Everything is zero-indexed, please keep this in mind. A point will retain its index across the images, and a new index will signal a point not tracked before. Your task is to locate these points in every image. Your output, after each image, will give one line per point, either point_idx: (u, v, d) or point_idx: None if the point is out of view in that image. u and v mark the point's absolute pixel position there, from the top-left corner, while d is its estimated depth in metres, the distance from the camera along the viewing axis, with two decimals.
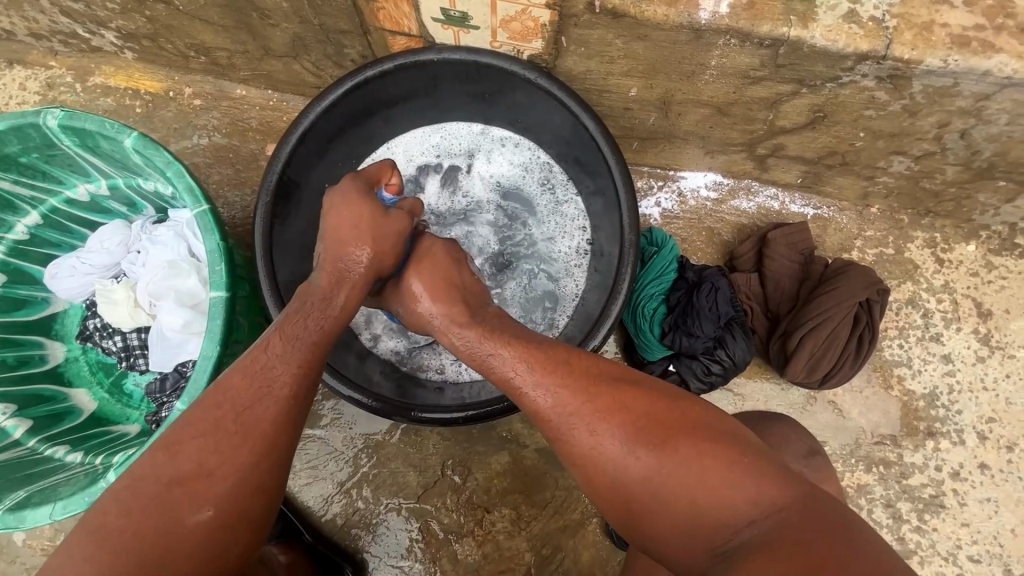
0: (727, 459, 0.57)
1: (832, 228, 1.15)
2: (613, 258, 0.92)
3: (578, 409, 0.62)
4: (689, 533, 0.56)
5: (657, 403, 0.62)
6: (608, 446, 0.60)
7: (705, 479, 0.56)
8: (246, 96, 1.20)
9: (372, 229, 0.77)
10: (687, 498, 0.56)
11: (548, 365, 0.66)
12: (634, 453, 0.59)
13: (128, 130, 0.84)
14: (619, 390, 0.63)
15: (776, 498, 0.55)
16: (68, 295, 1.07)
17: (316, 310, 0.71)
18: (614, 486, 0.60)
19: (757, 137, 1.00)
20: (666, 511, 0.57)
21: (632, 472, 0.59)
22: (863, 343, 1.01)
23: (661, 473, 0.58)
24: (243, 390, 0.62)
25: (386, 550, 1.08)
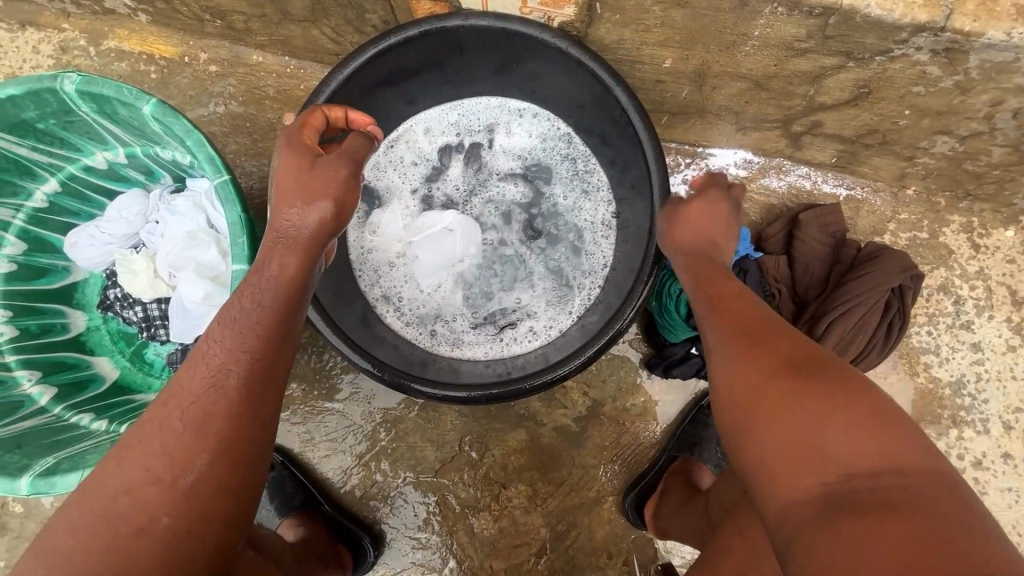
0: (878, 421, 0.50)
1: (865, 210, 1.11)
2: (642, 236, 0.89)
3: (738, 327, 0.63)
4: (800, 461, 0.51)
5: (814, 351, 0.58)
6: (754, 355, 0.59)
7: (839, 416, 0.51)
8: (263, 62, 1.16)
9: (303, 178, 0.68)
10: (813, 426, 0.52)
11: (726, 293, 0.69)
12: (779, 366, 0.57)
13: (146, 97, 0.81)
14: (777, 330, 0.62)
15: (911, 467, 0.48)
16: (88, 264, 1.06)
17: (264, 281, 0.65)
18: (744, 384, 0.58)
19: (795, 113, 0.96)
20: (784, 437, 0.53)
21: (764, 378, 0.57)
22: (892, 330, 0.99)
23: (796, 393, 0.54)
24: (205, 383, 0.59)
25: (404, 522, 1.09)
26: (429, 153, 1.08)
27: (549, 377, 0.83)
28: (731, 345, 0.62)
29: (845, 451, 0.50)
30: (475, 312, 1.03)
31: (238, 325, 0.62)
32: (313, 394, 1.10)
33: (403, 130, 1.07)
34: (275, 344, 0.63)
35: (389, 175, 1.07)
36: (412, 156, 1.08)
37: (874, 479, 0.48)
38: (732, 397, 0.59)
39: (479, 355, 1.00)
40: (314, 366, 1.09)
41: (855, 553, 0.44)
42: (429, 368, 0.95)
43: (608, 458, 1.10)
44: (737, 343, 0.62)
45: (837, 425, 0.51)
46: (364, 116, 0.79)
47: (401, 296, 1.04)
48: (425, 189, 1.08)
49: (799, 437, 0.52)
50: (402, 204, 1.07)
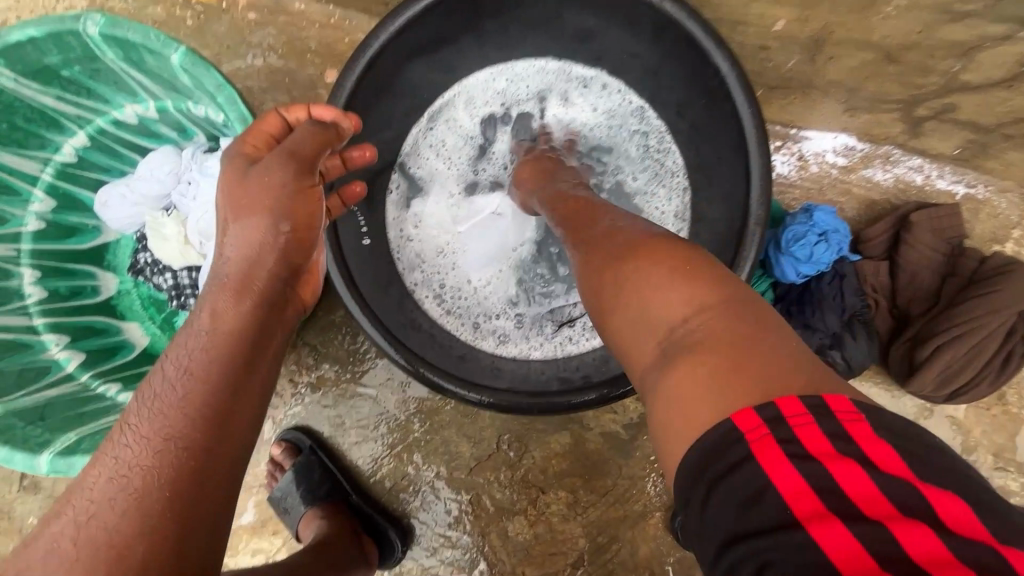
0: (689, 271, 0.45)
1: (986, 212, 0.95)
2: (727, 233, 0.76)
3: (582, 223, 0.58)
4: (635, 327, 0.45)
5: (629, 231, 0.52)
6: (589, 243, 0.54)
7: (658, 271, 0.45)
8: (304, 11, 1.05)
9: (241, 190, 0.55)
10: (637, 285, 0.46)
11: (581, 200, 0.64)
12: (610, 244, 0.51)
13: (175, 44, 0.72)
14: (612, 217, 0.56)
15: (708, 298, 0.43)
16: (118, 225, 1.00)
17: (198, 337, 0.51)
18: (585, 266, 0.52)
19: (925, 94, 0.80)
20: (618, 318, 0.47)
21: (599, 258, 0.51)
22: (1013, 359, 0.84)
23: (620, 271, 0.47)
24: (113, 487, 0.44)
25: (434, 518, 1.03)
26: (477, 132, 0.95)
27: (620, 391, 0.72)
28: (575, 239, 0.57)
29: (665, 304, 0.44)
30: (533, 310, 0.94)
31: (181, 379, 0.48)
32: (345, 377, 1.03)
33: (443, 104, 0.93)
34: (206, 414, 0.46)
35: (431, 159, 0.94)
36: (454, 137, 0.95)
37: (681, 323, 0.43)
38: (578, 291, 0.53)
39: (539, 354, 0.90)
40: (347, 348, 1.02)
41: (694, 412, 0.39)
42: (485, 368, 0.86)
43: (658, 471, 1.00)
44: (578, 236, 0.56)
45: (659, 279, 0.45)
46: (330, 108, 0.63)
47: (447, 288, 0.94)
48: (472, 173, 0.96)
49: (627, 303, 0.46)
50: (446, 192, 0.95)
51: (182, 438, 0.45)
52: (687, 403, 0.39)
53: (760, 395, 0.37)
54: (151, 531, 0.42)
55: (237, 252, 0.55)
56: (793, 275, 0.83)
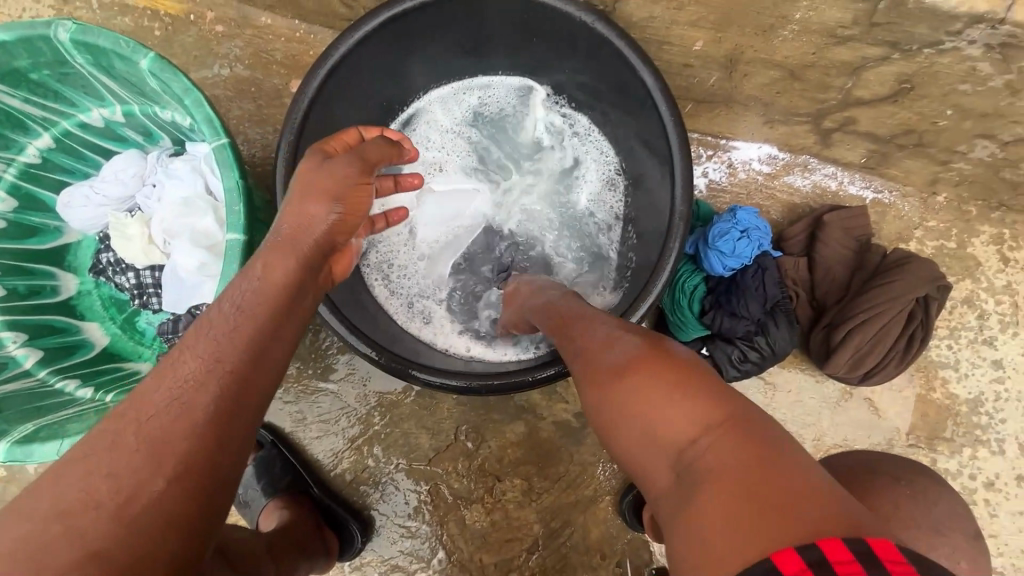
0: (704, 399, 0.49)
1: (891, 215, 1.06)
2: (660, 230, 0.84)
3: (587, 333, 0.62)
4: (657, 450, 0.49)
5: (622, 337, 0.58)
6: (598, 355, 0.58)
7: (673, 396, 0.49)
8: (271, 25, 1.11)
9: (311, 178, 0.68)
10: (656, 413, 0.50)
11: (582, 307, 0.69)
12: (623, 360, 0.55)
13: (144, 50, 0.76)
14: (622, 326, 0.61)
15: (710, 412, 0.48)
16: (81, 226, 1.03)
17: (250, 283, 0.61)
18: (591, 378, 0.56)
19: (828, 108, 0.90)
20: (628, 438, 0.51)
21: (607, 374, 0.55)
22: (913, 343, 0.95)
23: (623, 389, 0.52)
24: (175, 390, 0.51)
25: (394, 509, 1.07)
26: (452, 131, 1.04)
27: (553, 372, 0.76)
28: (580, 352, 0.61)
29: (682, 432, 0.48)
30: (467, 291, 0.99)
31: (219, 333, 0.56)
32: (307, 372, 1.06)
33: (422, 107, 1.02)
34: (262, 339, 0.57)
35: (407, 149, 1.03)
36: (437, 135, 1.04)
37: (692, 443, 0.47)
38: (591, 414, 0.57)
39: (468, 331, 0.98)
40: (307, 345, 1.06)
41: (713, 528, 0.42)
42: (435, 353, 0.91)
43: (607, 457, 1.06)
44: (585, 350, 0.61)
45: (673, 405, 0.49)
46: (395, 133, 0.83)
47: (395, 266, 1.00)
48: (443, 166, 1.03)
49: (647, 428, 0.50)
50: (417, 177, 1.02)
51: (213, 382, 0.52)
52: (711, 527, 0.42)
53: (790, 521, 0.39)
54: (200, 432, 0.50)
55: (285, 221, 0.67)
56: (720, 268, 0.92)
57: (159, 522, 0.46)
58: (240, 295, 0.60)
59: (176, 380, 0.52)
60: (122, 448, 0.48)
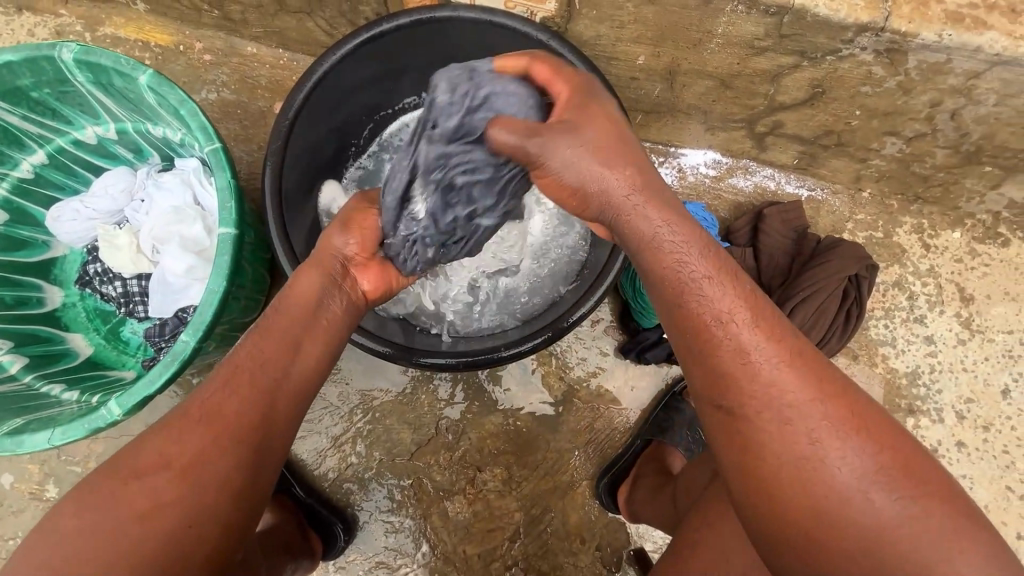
0: (980, 550, 0.53)
1: (824, 210, 1.19)
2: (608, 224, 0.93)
3: (807, 426, 0.58)
4: None
5: (880, 434, 0.58)
6: (831, 476, 0.56)
7: (937, 547, 0.53)
8: (257, 54, 1.21)
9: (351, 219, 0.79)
10: (914, 558, 0.53)
11: (785, 352, 0.60)
12: (868, 496, 0.56)
13: (143, 67, 0.84)
14: (850, 426, 0.58)
15: None
16: (69, 239, 1.07)
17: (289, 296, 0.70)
18: (807, 507, 0.56)
19: (757, 113, 1.03)
20: (860, 550, 0.55)
21: (844, 500, 0.56)
22: (850, 318, 1.05)
23: (885, 509, 0.55)
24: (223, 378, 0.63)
25: (377, 505, 1.09)
26: None
27: (524, 347, 0.86)
28: (792, 450, 0.57)
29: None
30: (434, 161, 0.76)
31: (271, 328, 0.67)
32: None
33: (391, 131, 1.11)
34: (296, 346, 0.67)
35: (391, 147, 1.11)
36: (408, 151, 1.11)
37: None
38: (788, 523, 0.57)
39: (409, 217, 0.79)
40: None
41: None
42: (413, 334, 0.96)
43: (582, 443, 1.12)
44: (801, 453, 0.57)
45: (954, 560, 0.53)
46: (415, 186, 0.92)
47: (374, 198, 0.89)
48: None
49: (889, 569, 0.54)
50: None
51: (258, 377, 0.64)
52: None
53: None
54: (243, 420, 0.61)
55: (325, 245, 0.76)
56: None
57: (215, 488, 0.59)
58: (281, 295, 0.71)
59: (230, 368, 0.64)
60: (184, 425, 0.61)
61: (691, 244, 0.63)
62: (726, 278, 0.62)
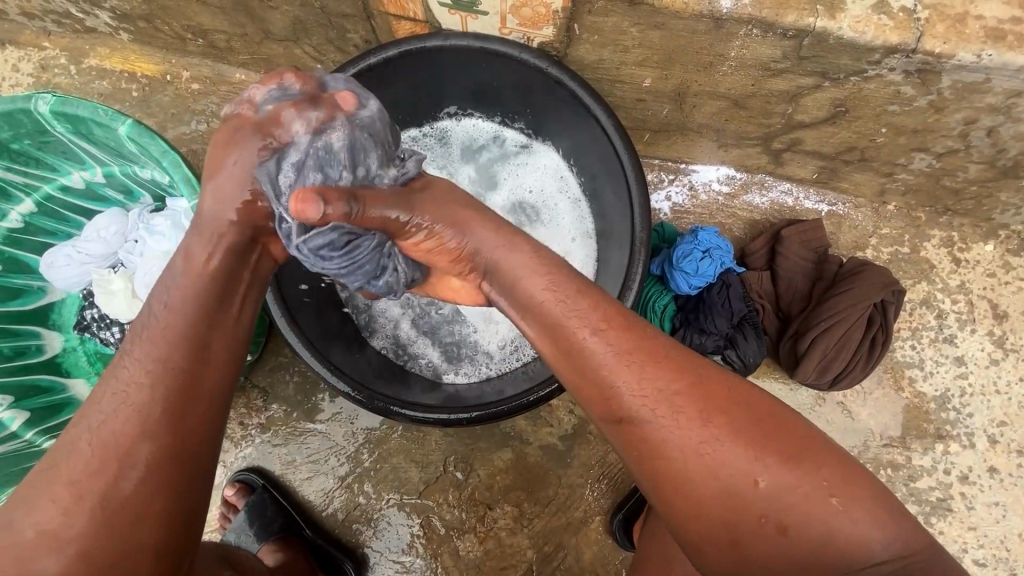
0: (869, 496, 0.53)
1: (846, 225, 1.11)
2: (617, 270, 0.88)
3: (680, 420, 0.56)
4: (792, 556, 0.52)
5: (753, 404, 0.57)
6: (728, 460, 0.54)
7: (837, 506, 0.52)
8: (245, 81, 1.16)
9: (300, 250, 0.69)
10: (818, 521, 0.52)
11: (642, 356, 0.58)
12: (750, 471, 0.54)
13: (122, 118, 0.81)
14: (737, 407, 0.56)
15: (891, 524, 0.52)
16: (65, 284, 1.04)
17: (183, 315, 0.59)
18: (714, 501, 0.54)
19: (774, 131, 0.96)
20: (755, 526, 0.54)
21: (745, 482, 0.54)
22: (875, 346, 0.99)
23: (771, 480, 0.53)
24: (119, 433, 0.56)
25: (388, 545, 1.07)
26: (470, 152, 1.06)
27: (531, 399, 0.81)
28: (682, 445, 0.56)
29: (857, 540, 0.51)
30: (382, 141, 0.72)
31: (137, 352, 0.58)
32: (294, 415, 1.08)
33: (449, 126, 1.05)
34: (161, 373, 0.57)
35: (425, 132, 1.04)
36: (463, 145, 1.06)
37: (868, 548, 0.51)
38: (704, 518, 0.55)
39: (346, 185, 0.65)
40: (295, 386, 1.08)
41: None
42: (403, 376, 0.94)
43: (594, 478, 1.08)
44: (696, 449, 0.55)
45: (839, 513, 0.52)
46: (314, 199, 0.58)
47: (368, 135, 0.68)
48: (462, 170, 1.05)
49: (799, 541, 0.52)
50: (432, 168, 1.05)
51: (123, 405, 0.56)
52: None
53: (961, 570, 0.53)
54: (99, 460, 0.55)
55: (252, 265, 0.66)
56: (685, 287, 0.97)
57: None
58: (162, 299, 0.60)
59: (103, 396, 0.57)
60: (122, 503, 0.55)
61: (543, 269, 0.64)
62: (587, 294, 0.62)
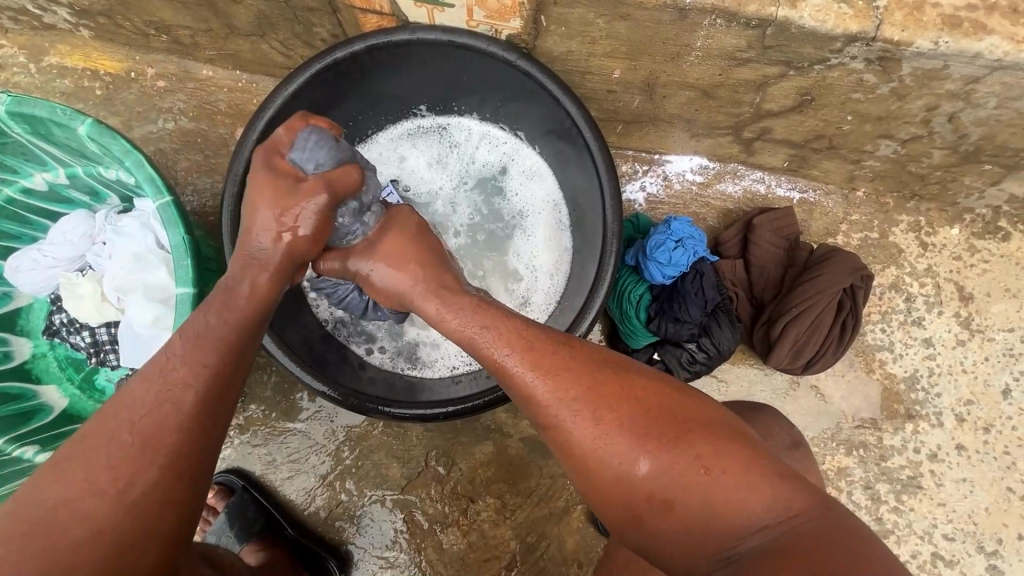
0: (753, 465, 0.54)
1: (818, 212, 1.13)
2: (592, 261, 0.88)
3: (580, 417, 0.57)
4: (689, 533, 0.53)
5: (647, 392, 0.58)
6: (618, 449, 0.55)
7: (726, 480, 0.53)
8: (212, 77, 1.14)
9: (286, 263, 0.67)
10: (709, 495, 0.53)
11: (541, 360, 0.60)
12: (642, 459, 0.55)
13: (81, 117, 0.79)
14: (628, 398, 0.57)
15: (779, 492, 0.52)
16: (32, 289, 1.02)
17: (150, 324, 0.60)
18: (613, 490, 0.56)
19: (744, 121, 0.97)
20: (656, 510, 0.54)
21: (638, 470, 0.55)
22: (846, 329, 1.02)
23: (662, 464, 0.54)
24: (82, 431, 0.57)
25: (371, 541, 1.08)
26: (450, 148, 1.04)
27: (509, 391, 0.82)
28: (582, 441, 0.57)
29: (745, 508, 0.52)
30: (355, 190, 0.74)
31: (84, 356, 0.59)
32: (273, 415, 1.08)
33: (432, 121, 1.03)
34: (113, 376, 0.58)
35: (381, 139, 1.03)
36: (445, 143, 1.04)
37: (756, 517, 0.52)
38: (613, 509, 0.57)
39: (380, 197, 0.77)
40: (272, 385, 1.07)
41: None
42: (381, 375, 0.94)
43: None
44: (590, 444, 0.56)
45: (726, 486, 0.53)
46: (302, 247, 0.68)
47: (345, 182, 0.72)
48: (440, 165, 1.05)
49: (694, 518, 0.53)
50: (411, 163, 1.05)
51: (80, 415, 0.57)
52: None
53: (867, 530, 0.51)
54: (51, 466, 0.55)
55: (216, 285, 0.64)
56: (659, 277, 0.98)
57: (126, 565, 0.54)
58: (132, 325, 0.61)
59: None
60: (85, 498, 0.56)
61: (438, 285, 0.68)
62: (486, 310, 0.65)
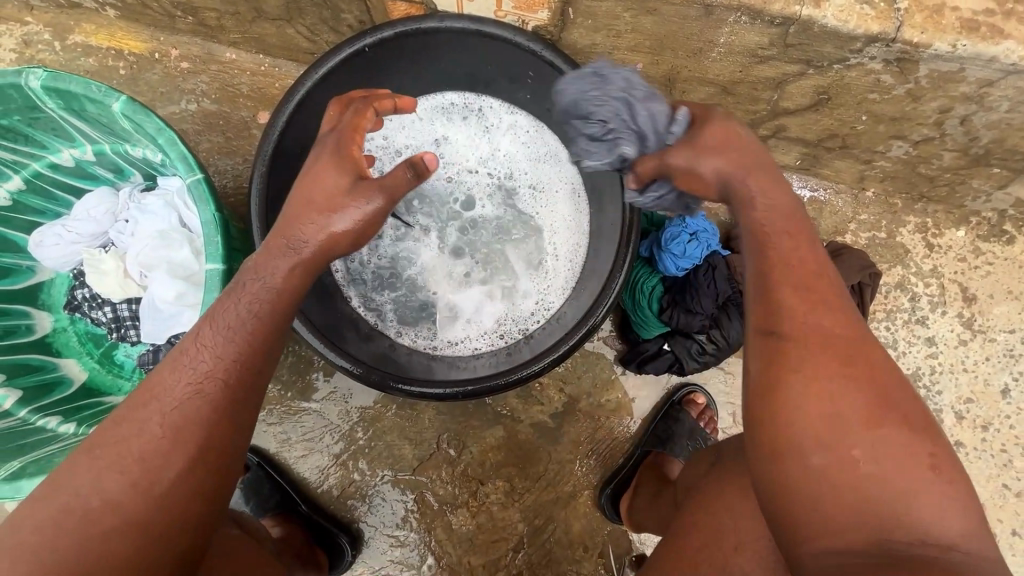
0: (950, 496, 0.50)
1: (827, 210, 1.16)
2: (608, 251, 0.90)
3: (833, 355, 0.54)
4: (852, 507, 0.49)
5: (894, 383, 0.54)
6: (840, 405, 0.52)
7: (916, 487, 0.49)
8: (235, 60, 1.15)
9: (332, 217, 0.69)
10: (897, 487, 0.49)
11: (826, 295, 0.57)
12: (864, 420, 0.51)
13: (116, 94, 0.81)
14: (879, 374, 0.54)
15: (961, 530, 0.49)
16: (54, 264, 1.04)
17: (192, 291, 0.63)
18: (805, 424, 0.52)
19: (761, 118, 0.99)
20: (830, 468, 0.51)
21: (853, 427, 0.51)
22: None
23: (876, 439, 0.51)
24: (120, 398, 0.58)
25: (382, 520, 1.10)
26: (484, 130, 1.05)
27: (523, 374, 0.84)
28: (819, 372, 0.53)
29: (925, 520, 0.48)
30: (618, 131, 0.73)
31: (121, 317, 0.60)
32: (288, 395, 1.10)
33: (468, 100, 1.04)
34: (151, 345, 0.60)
35: (415, 109, 1.03)
36: (478, 125, 1.05)
37: (931, 534, 0.48)
38: (783, 438, 0.53)
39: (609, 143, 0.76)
40: (289, 366, 1.09)
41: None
42: (400, 355, 0.96)
43: (583, 453, 1.12)
44: (806, 384, 0.53)
45: (916, 494, 0.49)
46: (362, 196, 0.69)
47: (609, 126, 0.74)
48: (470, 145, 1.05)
49: (869, 498, 0.49)
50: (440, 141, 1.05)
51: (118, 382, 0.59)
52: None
53: None
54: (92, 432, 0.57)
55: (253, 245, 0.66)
56: (673, 268, 1.01)
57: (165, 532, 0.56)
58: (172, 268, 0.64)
59: None
60: None
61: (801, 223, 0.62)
62: (800, 228, 0.61)
